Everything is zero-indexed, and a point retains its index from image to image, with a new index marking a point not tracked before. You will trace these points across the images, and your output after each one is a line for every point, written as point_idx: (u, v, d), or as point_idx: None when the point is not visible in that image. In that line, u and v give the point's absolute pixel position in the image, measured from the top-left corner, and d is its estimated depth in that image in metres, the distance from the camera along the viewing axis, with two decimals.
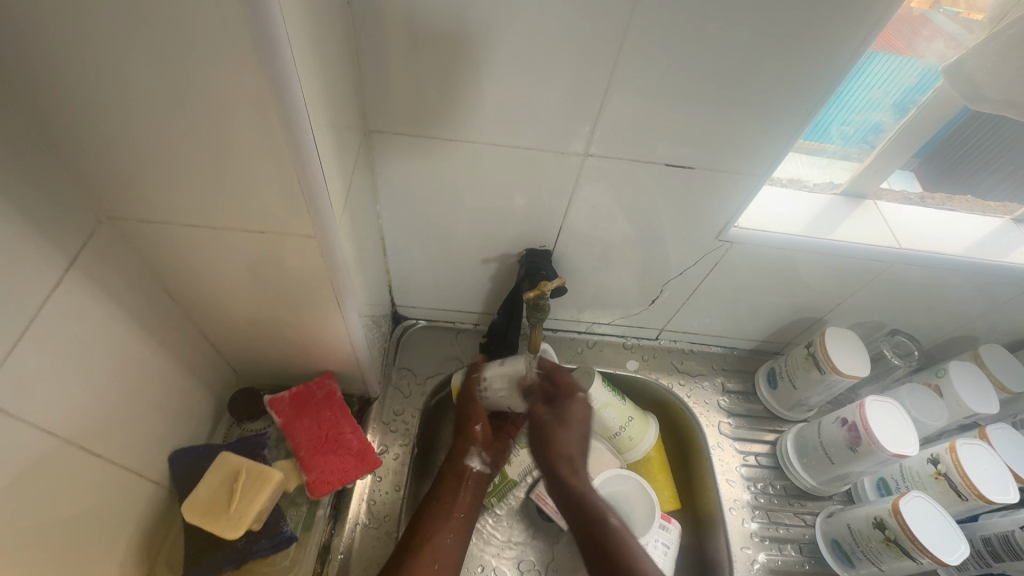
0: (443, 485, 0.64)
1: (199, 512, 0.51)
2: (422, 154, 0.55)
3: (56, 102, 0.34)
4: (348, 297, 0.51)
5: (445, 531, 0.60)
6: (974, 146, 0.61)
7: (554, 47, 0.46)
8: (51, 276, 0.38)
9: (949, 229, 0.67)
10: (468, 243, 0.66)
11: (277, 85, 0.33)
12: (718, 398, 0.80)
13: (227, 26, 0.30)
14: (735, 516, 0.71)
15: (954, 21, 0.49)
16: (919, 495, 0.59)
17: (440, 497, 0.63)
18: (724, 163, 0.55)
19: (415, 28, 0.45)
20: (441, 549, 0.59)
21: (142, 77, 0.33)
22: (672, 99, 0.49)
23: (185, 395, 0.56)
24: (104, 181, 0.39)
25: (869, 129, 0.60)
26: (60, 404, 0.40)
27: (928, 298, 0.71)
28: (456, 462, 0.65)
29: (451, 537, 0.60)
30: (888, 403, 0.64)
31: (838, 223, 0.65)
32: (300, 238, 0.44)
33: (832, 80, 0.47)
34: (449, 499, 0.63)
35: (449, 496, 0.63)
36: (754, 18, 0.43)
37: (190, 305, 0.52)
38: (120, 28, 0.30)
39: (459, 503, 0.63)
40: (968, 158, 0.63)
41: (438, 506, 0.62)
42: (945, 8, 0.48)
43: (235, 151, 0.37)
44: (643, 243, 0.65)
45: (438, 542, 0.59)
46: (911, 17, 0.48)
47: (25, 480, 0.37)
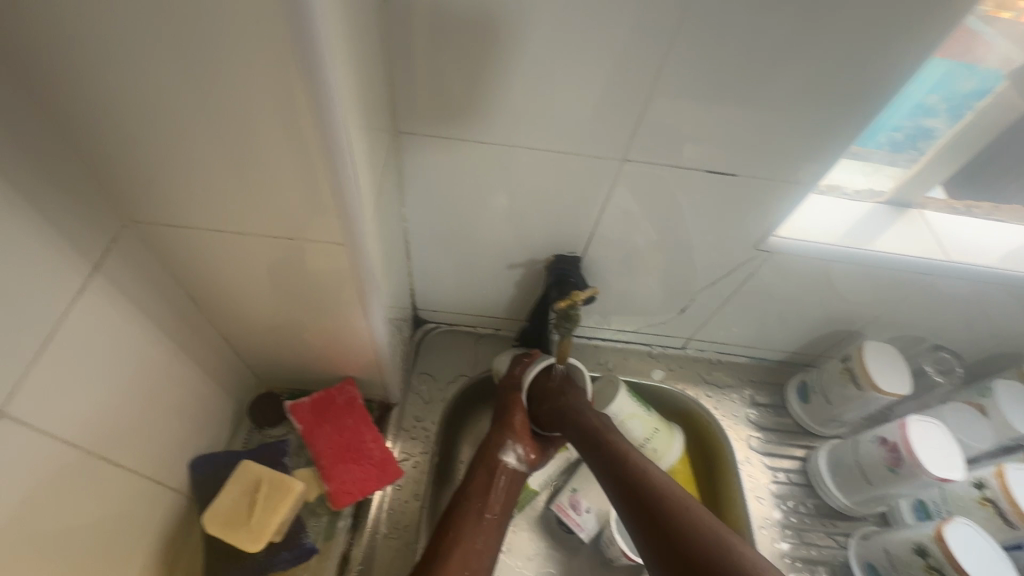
0: (473, 483, 0.62)
1: (219, 523, 0.51)
2: (450, 157, 0.53)
3: (81, 102, 0.33)
4: (373, 304, 0.50)
5: (476, 532, 0.57)
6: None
7: (594, 48, 0.44)
8: (74, 282, 0.37)
9: (998, 242, 0.64)
10: (494, 247, 0.64)
11: (311, 86, 0.31)
12: (746, 411, 0.77)
13: (261, 25, 0.28)
14: (765, 535, 0.68)
15: (990, 23, 0.46)
16: (965, 522, 0.57)
17: (471, 497, 0.60)
18: (766, 170, 0.53)
19: (450, 25, 0.43)
20: (472, 554, 0.56)
21: (173, 79, 0.31)
22: (716, 102, 0.47)
23: (206, 400, 0.55)
24: (129, 184, 0.38)
25: (920, 134, 0.56)
26: (82, 415, 0.39)
27: (972, 313, 0.68)
28: (489, 456, 0.63)
29: (482, 540, 0.57)
30: (930, 423, 0.61)
31: (881, 234, 0.62)
32: (329, 244, 0.43)
33: (890, 84, 0.45)
34: (480, 499, 0.60)
35: (480, 494, 0.60)
36: (811, 18, 0.41)
37: (212, 309, 0.51)
38: (151, 26, 0.28)
39: (491, 503, 0.60)
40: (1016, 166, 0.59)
41: (468, 506, 0.59)
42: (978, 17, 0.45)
43: (264, 155, 0.35)
44: (675, 250, 0.63)
45: (468, 546, 0.56)
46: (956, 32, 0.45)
47: (46, 491, 0.36)
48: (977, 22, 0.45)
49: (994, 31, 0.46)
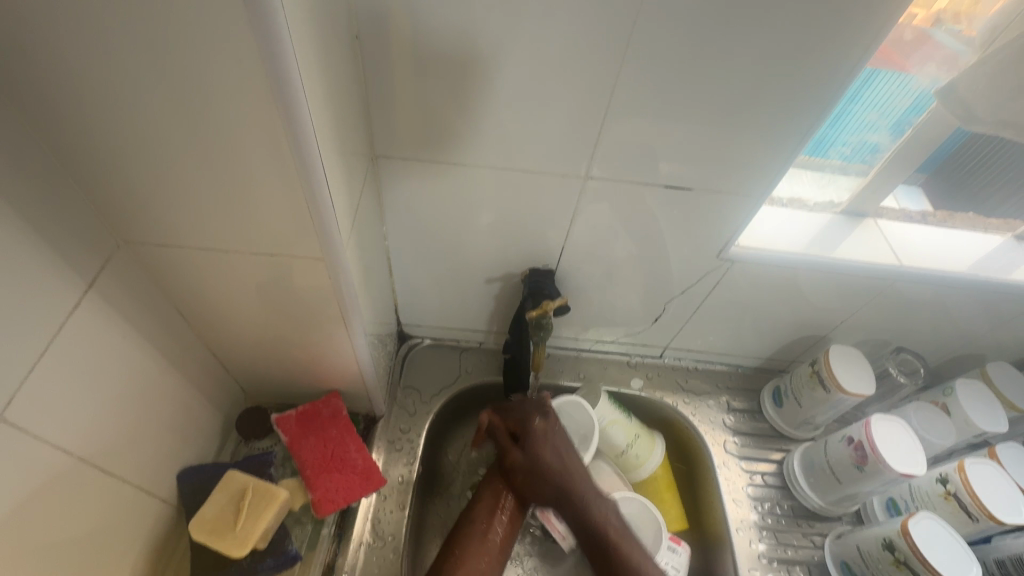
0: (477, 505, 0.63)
1: (206, 530, 0.52)
2: (427, 178, 0.57)
3: (78, 132, 0.36)
4: (354, 318, 0.52)
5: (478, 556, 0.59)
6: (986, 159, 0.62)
7: (556, 74, 0.48)
8: (69, 298, 0.39)
9: (950, 247, 0.68)
10: (473, 262, 0.67)
11: (287, 115, 0.34)
12: (723, 417, 0.80)
13: (240, 63, 0.32)
14: (743, 537, 0.70)
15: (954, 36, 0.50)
16: (929, 515, 0.59)
17: (474, 520, 0.62)
18: (721, 185, 0.57)
19: (420, 59, 0.47)
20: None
21: (161, 107, 0.34)
22: (669, 122, 0.51)
23: (194, 414, 0.57)
24: (122, 207, 0.41)
25: (867, 148, 0.61)
26: (75, 425, 0.41)
27: (933, 315, 0.71)
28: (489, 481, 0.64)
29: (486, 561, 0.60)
30: (893, 421, 0.64)
31: (838, 242, 0.65)
32: (309, 260, 0.45)
33: (826, 103, 0.49)
34: (482, 523, 0.61)
35: (483, 518, 0.62)
36: (749, 44, 0.45)
37: (200, 325, 0.54)
38: (142, 63, 0.32)
39: (494, 526, 0.61)
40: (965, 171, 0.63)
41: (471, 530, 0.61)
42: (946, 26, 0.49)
43: (246, 177, 0.38)
44: (646, 262, 0.66)
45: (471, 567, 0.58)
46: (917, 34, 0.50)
47: (39, 498, 0.38)
48: (938, 28, 0.50)
49: (951, 40, 0.50)
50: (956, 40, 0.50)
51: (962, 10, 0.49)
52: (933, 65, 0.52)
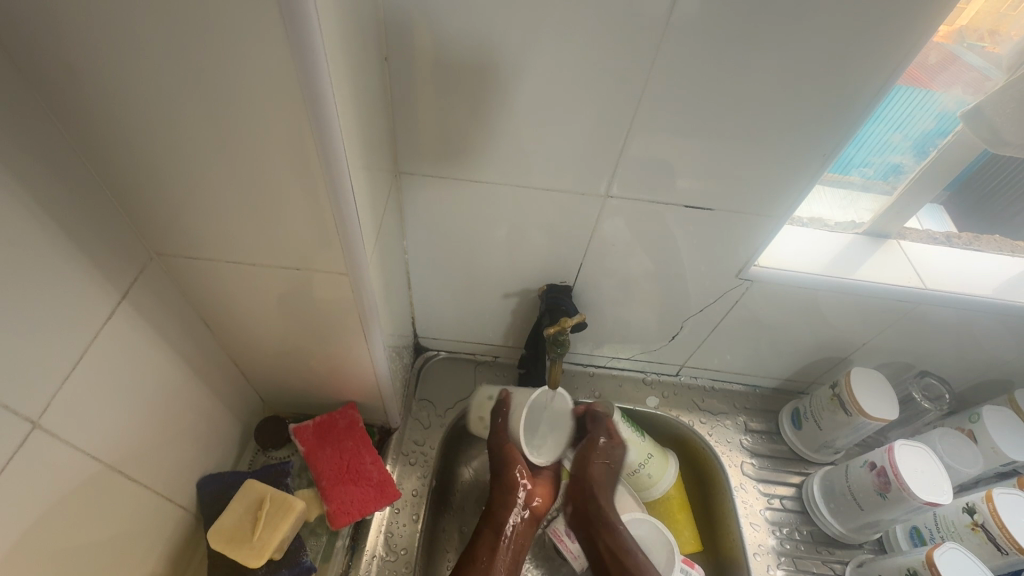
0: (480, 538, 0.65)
1: (223, 539, 0.52)
2: (447, 194, 0.58)
3: (120, 149, 0.37)
4: (374, 330, 0.53)
5: None
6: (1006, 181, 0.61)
7: (580, 94, 0.48)
8: (104, 308, 0.41)
9: (978, 271, 0.66)
10: (491, 277, 0.68)
11: (319, 134, 0.35)
12: (740, 437, 0.79)
13: (278, 85, 0.33)
14: (760, 562, 0.68)
15: (978, 53, 0.49)
16: (955, 546, 0.57)
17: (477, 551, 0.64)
18: (741, 205, 0.57)
19: (445, 79, 0.48)
20: None
21: (200, 128, 0.35)
22: (689, 142, 0.51)
23: (215, 423, 0.58)
24: (157, 220, 0.42)
25: (889, 169, 0.60)
26: (105, 430, 0.42)
27: (958, 339, 0.69)
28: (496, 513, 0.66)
29: None
30: (917, 447, 0.63)
31: (860, 263, 0.65)
32: (333, 274, 0.46)
33: (849, 124, 0.49)
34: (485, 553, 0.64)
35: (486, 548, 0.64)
36: (773, 67, 0.45)
37: (224, 335, 0.55)
38: (183, 84, 0.33)
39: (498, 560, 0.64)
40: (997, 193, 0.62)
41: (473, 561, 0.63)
42: (971, 45, 0.49)
43: (276, 193, 0.40)
44: (664, 280, 0.66)
45: None
46: (942, 56, 0.49)
47: (68, 501, 0.39)
48: (967, 48, 0.49)
49: (978, 59, 0.50)
50: (983, 61, 0.50)
51: (991, 29, 0.48)
52: (959, 87, 0.51)
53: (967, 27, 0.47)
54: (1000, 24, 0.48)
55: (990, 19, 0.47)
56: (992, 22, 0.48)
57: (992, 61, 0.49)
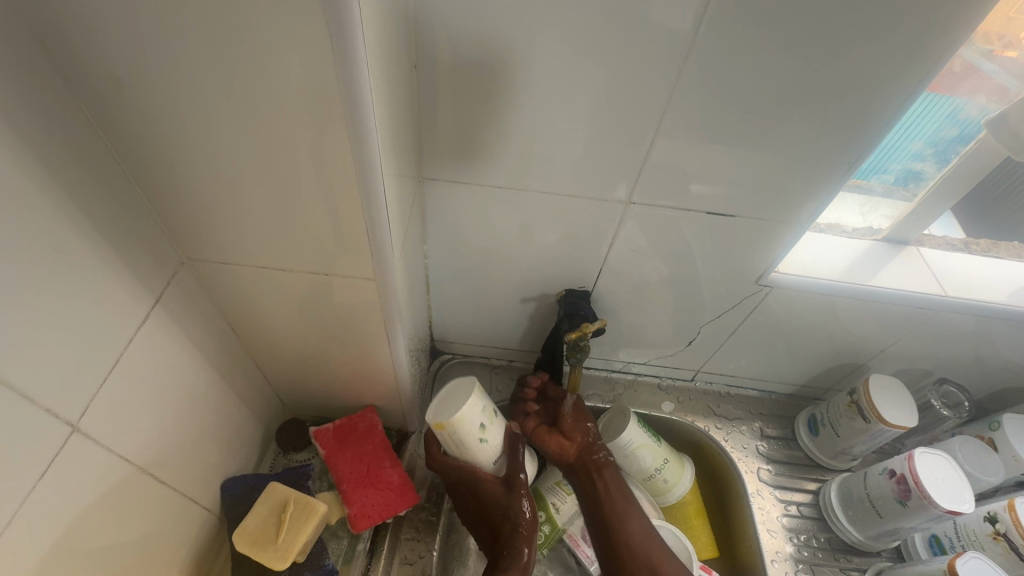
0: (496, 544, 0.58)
1: (248, 541, 0.52)
2: (468, 200, 0.58)
3: (157, 156, 0.37)
4: (397, 335, 0.53)
5: None
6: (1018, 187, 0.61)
7: (605, 101, 0.49)
8: (138, 312, 0.41)
9: (998, 278, 0.66)
10: (509, 281, 0.68)
11: (356, 143, 0.36)
12: (756, 443, 0.78)
13: (318, 94, 0.33)
14: (778, 569, 0.68)
15: (992, 59, 0.49)
16: (979, 556, 0.57)
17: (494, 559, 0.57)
18: (762, 211, 0.57)
19: (472, 85, 0.49)
20: None
21: (238, 136, 0.36)
22: (712, 149, 0.51)
23: (238, 425, 0.58)
24: (190, 226, 0.43)
25: (909, 176, 0.60)
26: (137, 433, 0.42)
27: (978, 346, 0.69)
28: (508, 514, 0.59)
29: None
30: (938, 455, 0.62)
31: (880, 270, 0.64)
32: (360, 279, 0.47)
33: (875, 132, 0.49)
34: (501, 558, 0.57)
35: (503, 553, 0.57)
36: (799, 75, 0.45)
37: (249, 339, 0.55)
38: (224, 93, 0.33)
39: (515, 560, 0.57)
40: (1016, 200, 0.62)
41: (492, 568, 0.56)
42: (983, 52, 0.48)
43: (307, 200, 0.40)
44: (682, 285, 0.66)
45: None
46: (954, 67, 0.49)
47: (102, 503, 0.40)
48: (982, 57, 0.49)
49: (995, 66, 0.49)
50: (1002, 69, 0.49)
51: (1004, 38, 0.47)
52: (983, 95, 0.51)
53: (977, 37, 0.47)
54: (1017, 32, 0.47)
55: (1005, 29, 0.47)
56: (1007, 30, 0.47)
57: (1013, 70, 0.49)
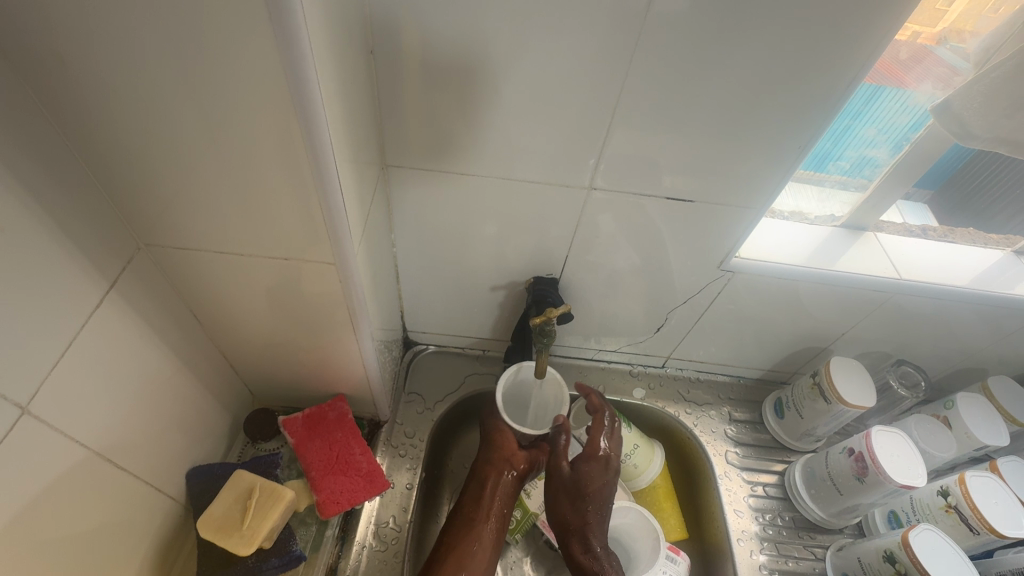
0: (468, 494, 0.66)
1: (213, 528, 0.52)
2: (434, 187, 0.59)
3: (105, 138, 0.37)
4: (362, 322, 0.53)
5: (473, 539, 0.62)
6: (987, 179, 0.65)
7: (563, 88, 0.49)
8: (92, 298, 0.41)
9: (952, 262, 0.68)
10: (478, 270, 0.68)
11: (305, 125, 0.36)
12: (725, 427, 0.80)
13: (264, 75, 0.33)
14: (743, 547, 0.70)
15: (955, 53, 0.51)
16: (929, 528, 0.59)
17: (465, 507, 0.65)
18: (721, 197, 0.58)
19: (430, 72, 0.49)
20: (466, 559, 0.60)
21: (186, 118, 0.36)
22: (669, 135, 0.52)
23: (205, 415, 0.58)
24: (144, 211, 0.43)
25: (865, 163, 0.62)
26: (92, 419, 0.42)
27: (934, 329, 0.71)
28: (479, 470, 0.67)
29: (476, 546, 0.62)
30: (894, 433, 0.64)
31: (838, 255, 0.66)
32: (321, 265, 0.47)
33: (824, 118, 0.50)
34: (472, 508, 0.64)
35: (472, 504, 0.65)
36: (748, 61, 0.46)
37: (212, 327, 0.55)
38: (169, 74, 0.33)
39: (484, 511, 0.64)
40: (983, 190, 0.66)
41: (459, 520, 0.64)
42: (948, 43, 0.51)
43: (260, 182, 0.40)
44: (648, 272, 0.67)
45: (463, 552, 0.61)
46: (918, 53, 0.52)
47: (56, 489, 0.39)
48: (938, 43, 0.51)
49: (954, 57, 0.51)
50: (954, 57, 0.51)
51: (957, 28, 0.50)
52: (930, 83, 0.53)
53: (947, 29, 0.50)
54: (966, 22, 0.49)
55: (954, 17, 0.49)
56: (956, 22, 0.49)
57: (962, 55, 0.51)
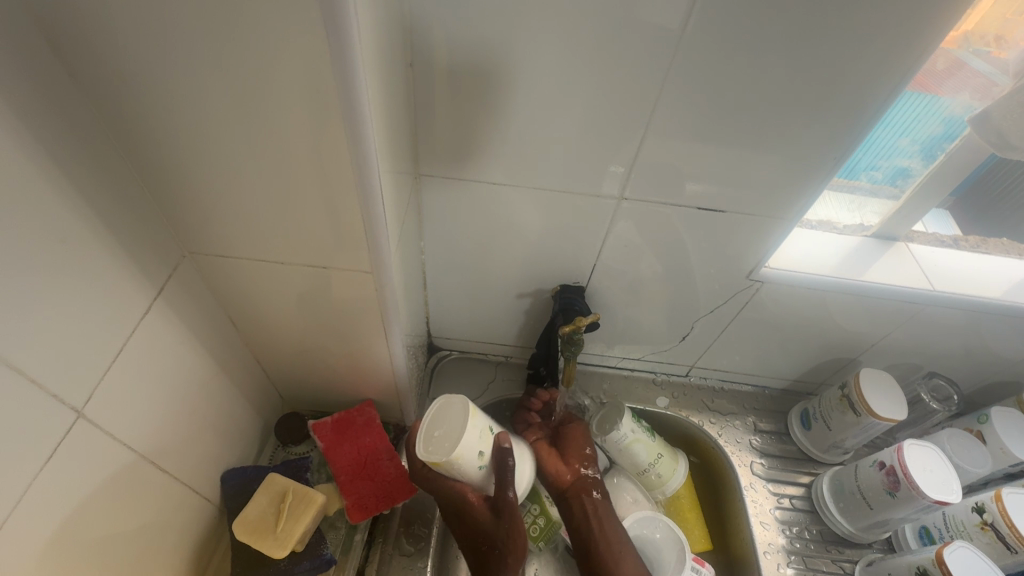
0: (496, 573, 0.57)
1: (248, 530, 0.53)
2: (463, 196, 0.59)
3: (157, 149, 0.38)
4: (394, 328, 0.54)
5: None
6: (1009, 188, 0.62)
7: (596, 98, 0.50)
8: (141, 304, 0.42)
9: (986, 273, 0.67)
10: (505, 277, 0.69)
11: (351, 136, 0.36)
12: (750, 438, 0.79)
13: (315, 88, 0.34)
14: (770, 560, 0.69)
15: (984, 59, 0.50)
16: (965, 546, 0.57)
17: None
18: (751, 207, 0.58)
19: (465, 82, 0.50)
20: None
21: (235, 128, 0.37)
22: (702, 144, 0.52)
23: (238, 418, 0.59)
24: (191, 219, 0.44)
25: (897, 172, 0.61)
26: (138, 422, 0.43)
27: (967, 341, 0.70)
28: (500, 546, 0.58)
29: None
30: (926, 447, 0.63)
31: (869, 265, 0.65)
32: (357, 273, 0.48)
33: (861, 129, 0.50)
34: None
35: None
36: (784, 71, 0.46)
37: (247, 332, 0.56)
38: (223, 87, 0.34)
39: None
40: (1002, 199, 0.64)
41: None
42: (977, 50, 0.49)
43: (304, 193, 0.41)
44: (675, 281, 0.67)
45: None
46: (948, 61, 0.50)
47: (104, 490, 0.41)
48: (973, 54, 0.50)
49: (984, 64, 0.50)
50: (990, 66, 0.50)
51: (995, 34, 0.48)
52: (967, 93, 0.52)
53: (971, 33, 0.48)
54: (1006, 30, 0.48)
55: (981, 21, 0.47)
56: (997, 28, 0.48)
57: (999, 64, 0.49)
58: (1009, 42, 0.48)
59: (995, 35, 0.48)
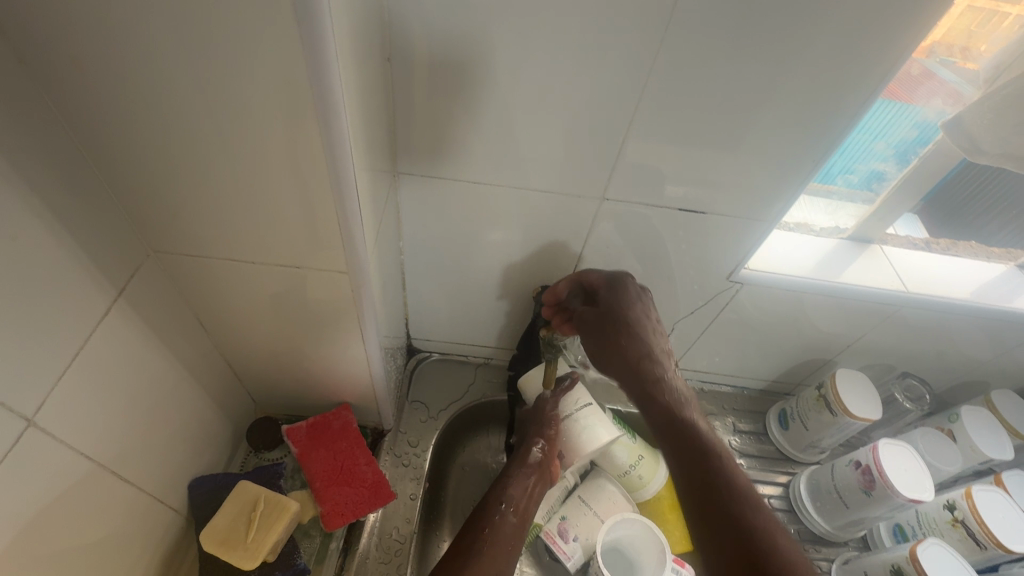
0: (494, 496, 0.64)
1: (216, 541, 0.52)
2: (443, 195, 0.58)
3: (118, 143, 0.36)
4: (371, 330, 0.53)
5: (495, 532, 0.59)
6: (975, 192, 0.63)
7: (578, 98, 0.49)
8: (100, 306, 0.40)
9: (956, 275, 0.69)
10: (485, 278, 0.68)
11: (326, 132, 0.35)
12: (729, 438, 0.80)
13: (286, 80, 0.33)
14: None
15: (949, 68, 0.51)
16: (937, 542, 0.59)
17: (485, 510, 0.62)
18: (731, 209, 0.58)
19: (445, 79, 0.48)
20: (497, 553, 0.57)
21: (202, 122, 0.35)
22: (683, 146, 0.52)
23: (208, 423, 0.57)
24: (155, 217, 0.42)
25: (873, 176, 0.62)
26: (98, 429, 0.41)
27: (938, 341, 0.72)
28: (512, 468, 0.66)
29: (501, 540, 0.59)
30: (900, 446, 0.64)
31: (844, 267, 0.66)
32: (333, 273, 0.46)
33: (838, 132, 0.50)
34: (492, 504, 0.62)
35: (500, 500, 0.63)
36: (764, 74, 0.46)
37: (217, 334, 0.54)
38: (189, 79, 0.33)
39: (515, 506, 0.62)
40: (969, 204, 0.65)
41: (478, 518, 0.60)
42: (944, 60, 0.51)
43: (276, 190, 0.39)
44: (656, 283, 0.67)
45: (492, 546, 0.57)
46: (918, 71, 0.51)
47: (60, 502, 0.38)
48: (940, 64, 0.51)
49: (949, 74, 0.52)
50: (957, 75, 0.52)
51: (962, 45, 0.49)
52: (938, 99, 0.53)
53: (939, 44, 0.49)
54: (973, 41, 0.49)
55: (948, 33, 0.48)
56: (966, 39, 0.49)
57: (966, 74, 0.51)
58: (975, 53, 0.50)
59: (959, 47, 0.50)
